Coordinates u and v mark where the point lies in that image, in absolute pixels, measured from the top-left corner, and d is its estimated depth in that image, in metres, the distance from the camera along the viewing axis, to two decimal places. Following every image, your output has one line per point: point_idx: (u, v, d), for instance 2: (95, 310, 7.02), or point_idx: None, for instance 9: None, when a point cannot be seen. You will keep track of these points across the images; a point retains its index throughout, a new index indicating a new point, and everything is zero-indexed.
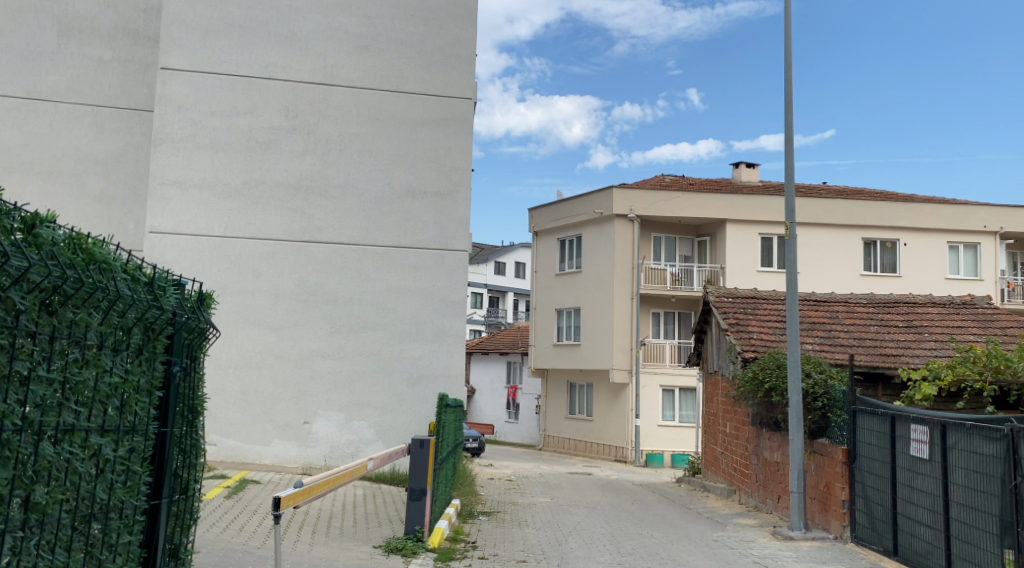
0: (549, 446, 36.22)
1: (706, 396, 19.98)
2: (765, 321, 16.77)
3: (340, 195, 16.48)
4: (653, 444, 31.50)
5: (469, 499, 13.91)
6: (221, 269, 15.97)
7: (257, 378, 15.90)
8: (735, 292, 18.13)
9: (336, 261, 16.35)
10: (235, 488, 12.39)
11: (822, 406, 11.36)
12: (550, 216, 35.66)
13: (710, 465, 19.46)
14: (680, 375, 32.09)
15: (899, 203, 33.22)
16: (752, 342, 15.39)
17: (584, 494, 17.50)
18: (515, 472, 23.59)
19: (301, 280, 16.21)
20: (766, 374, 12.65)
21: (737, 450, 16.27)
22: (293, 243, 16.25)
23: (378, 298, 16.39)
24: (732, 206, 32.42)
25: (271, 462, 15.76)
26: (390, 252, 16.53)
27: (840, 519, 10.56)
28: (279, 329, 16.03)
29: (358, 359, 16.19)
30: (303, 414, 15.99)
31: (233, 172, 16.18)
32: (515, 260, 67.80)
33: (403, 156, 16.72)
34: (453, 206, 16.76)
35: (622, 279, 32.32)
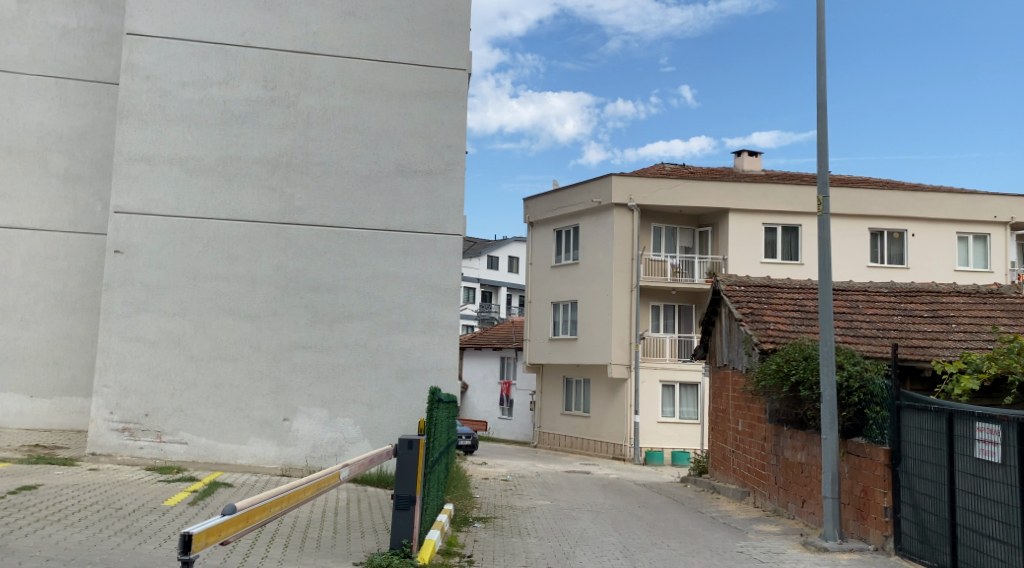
0: (544, 444, 35.00)
1: (714, 391, 18.82)
2: (781, 311, 15.59)
3: (323, 173, 15.24)
4: (653, 441, 30.32)
5: (462, 504, 12.67)
6: (194, 253, 14.70)
7: (233, 371, 14.63)
8: (748, 281, 16.94)
9: (318, 245, 15.13)
10: (203, 491, 11.14)
11: (858, 402, 10.17)
12: (546, 206, 34.42)
13: (718, 465, 18.31)
14: (681, 369, 30.88)
15: (908, 192, 32.11)
16: (769, 333, 14.19)
17: (585, 496, 16.33)
18: (511, 472, 22.41)
19: (281, 265, 14.97)
20: (792, 367, 11.42)
21: (752, 449, 15.10)
22: (272, 226, 15.00)
23: (364, 285, 15.19)
24: (735, 195, 31.28)
25: (248, 463, 14.52)
26: (376, 235, 15.33)
27: (881, 529, 9.40)
28: (256, 318, 14.79)
29: (342, 351, 15.00)
30: (283, 411, 14.74)
31: (207, 148, 14.91)
32: (508, 254, 66.54)
33: (391, 132, 15.50)
34: (445, 186, 15.58)
35: (622, 270, 31.14)
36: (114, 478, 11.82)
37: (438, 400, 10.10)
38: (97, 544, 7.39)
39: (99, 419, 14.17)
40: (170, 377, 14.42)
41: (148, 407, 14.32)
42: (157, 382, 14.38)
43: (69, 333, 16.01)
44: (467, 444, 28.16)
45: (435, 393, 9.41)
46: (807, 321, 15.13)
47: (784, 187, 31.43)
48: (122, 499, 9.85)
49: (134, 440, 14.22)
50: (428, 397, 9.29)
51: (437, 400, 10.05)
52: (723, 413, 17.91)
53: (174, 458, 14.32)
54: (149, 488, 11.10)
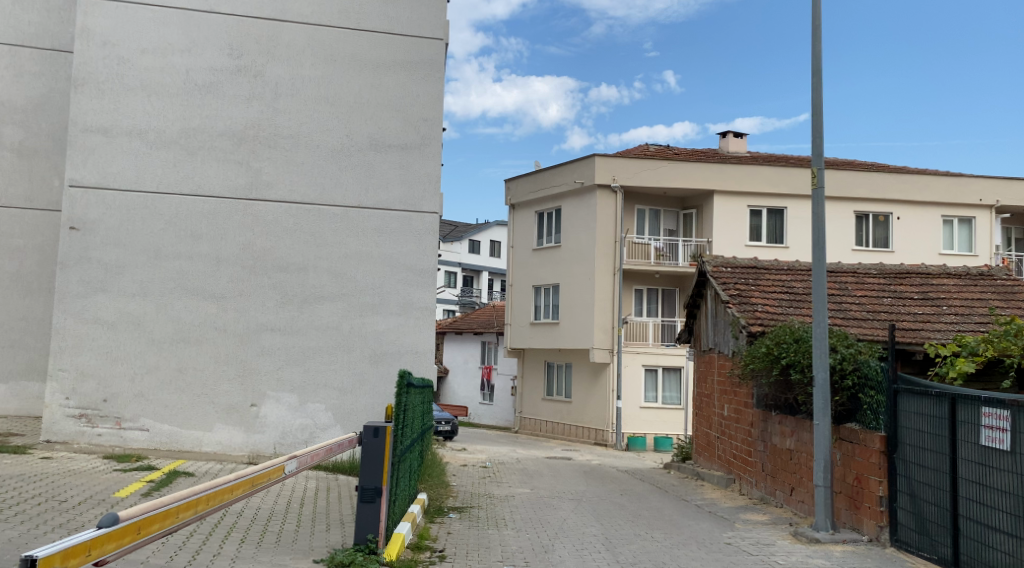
0: (525, 430, 34.49)
1: (699, 376, 18.34)
2: (769, 293, 15.09)
3: (292, 147, 14.59)
4: (635, 426, 29.88)
5: (437, 493, 12.09)
6: (155, 230, 14.01)
7: (197, 354, 13.96)
8: (734, 262, 16.44)
9: (288, 222, 14.47)
10: (160, 481, 10.51)
11: (852, 386, 9.67)
12: (528, 188, 33.81)
13: (702, 451, 17.86)
14: (664, 353, 30.44)
15: (893, 175, 31.74)
16: (757, 315, 13.69)
17: (566, 483, 15.83)
18: (490, 458, 21.87)
19: (248, 243, 14.30)
20: (782, 349, 10.91)
21: (738, 435, 14.62)
22: (239, 203, 14.32)
23: (335, 265, 14.57)
24: (719, 176, 30.79)
25: (213, 450, 13.88)
26: (348, 213, 14.69)
27: (875, 519, 8.90)
28: (222, 299, 14.13)
29: (313, 334, 14.38)
30: (250, 396, 14.11)
31: (169, 119, 14.20)
32: (490, 238, 65.87)
33: (364, 104, 14.86)
34: (421, 162, 14.98)
35: (604, 253, 30.61)
36: (66, 468, 11.17)
37: (410, 383, 9.33)
38: (28, 541, 6.77)
39: (54, 404, 13.49)
40: (130, 360, 13.74)
41: (106, 392, 13.64)
42: (116, 365, 13.69)
43: (26, 315, 15.29)
44: (446, 430, 27.62)
45: (405, 376, 8.63)
46: (796, 303, 14.64)
47: (769, 168, 30.98)
48: (68, 491, 9.22)
49: (92, 426, 13.54)
50: (398, 383, 8.49)
51: (410, 384, 9.27)
52: (708, 398, 17.43)
53: (135, 446, 13.66)
54: (102, 478, 10.46)
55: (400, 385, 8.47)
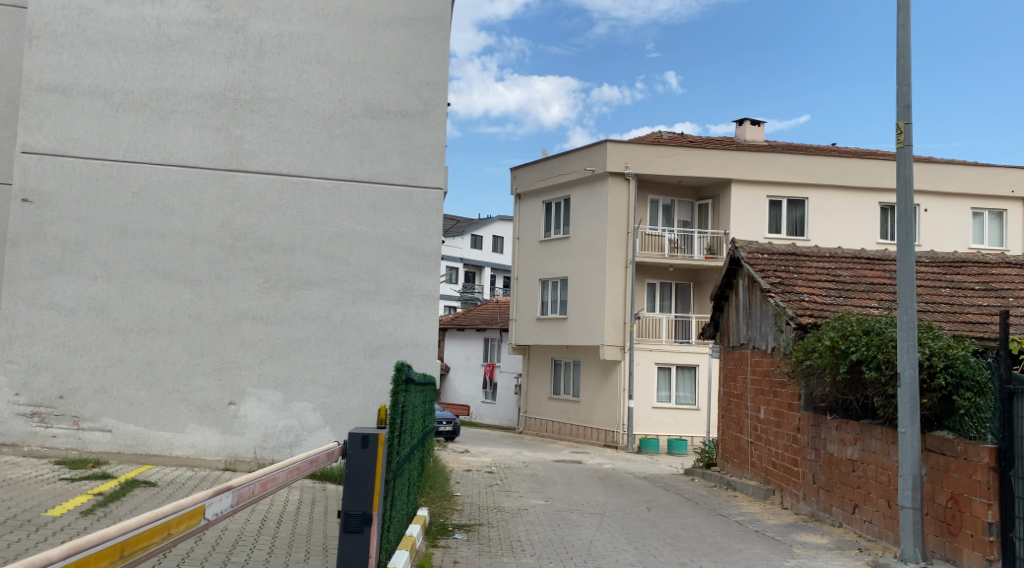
0: (530, 430, 32.80)
1: (726, 374, 16.67)
2: (814, 281, 13.41)
3: (277, 112, 12.94)
4: (647, 428, 28.13)
5: (440, 507, 10.44)
6: (121, 203, 12.33)
7: (168, 345, 12.32)
8: (771, 248, 14.76)
9: (272, 197, 12.82)
10: (111, 494, 8.83)
11: (943, 387, 7.98)
12: (534, 176, 32.11)
13: (731, 458, 16.16)
14: (677, 351, 28.63)
15: (921, 164, 29.99)
16: (803, 306, 12.05)
17: (581, 492, 14.16)
18: (495, 462, 20.18)
19: (226, 220, 12.65)
20: (849, 343, 9.16)
21: (780, 442, 12.91)
22: (216, 173, 12.66)
23: (326, 245, 12.93)
24: (738, 164, 29.06)
25: (185, 455, 12.23)
26: (341, 186, 13.04)
27: (982, 551, 7.20)
28: (196, 283, 12.49)
29: (299, 324, 12.74)
30: (228, 393, 12.46)
31: (137, 78, 12.54)
32: (492, 233, 64.17)
33: (359, 65, 13.22)
34: (423, 131, 13.31)
35: (616, 244, 28.88)
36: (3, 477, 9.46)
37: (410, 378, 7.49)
38: None
39: (2, 401, 11.83)
40: (90, 351, 12.07)
41: (62, 388, 11.96)
42: (75, 357, 12.02)
43: None
44: (448, 431, 25.98)
45: (404, 367, 6.79)
46: (846, 292, 12.96)
47: (790, 156, 29.26)
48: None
49: (46, 427, 11.88)
50: (395, 371, 6.67)
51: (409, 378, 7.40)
52: (739, 399, 15.76)
53: (95, 449, 11.99)
54: (40, 491, 8.74)
55: (395, 379, 6.69)
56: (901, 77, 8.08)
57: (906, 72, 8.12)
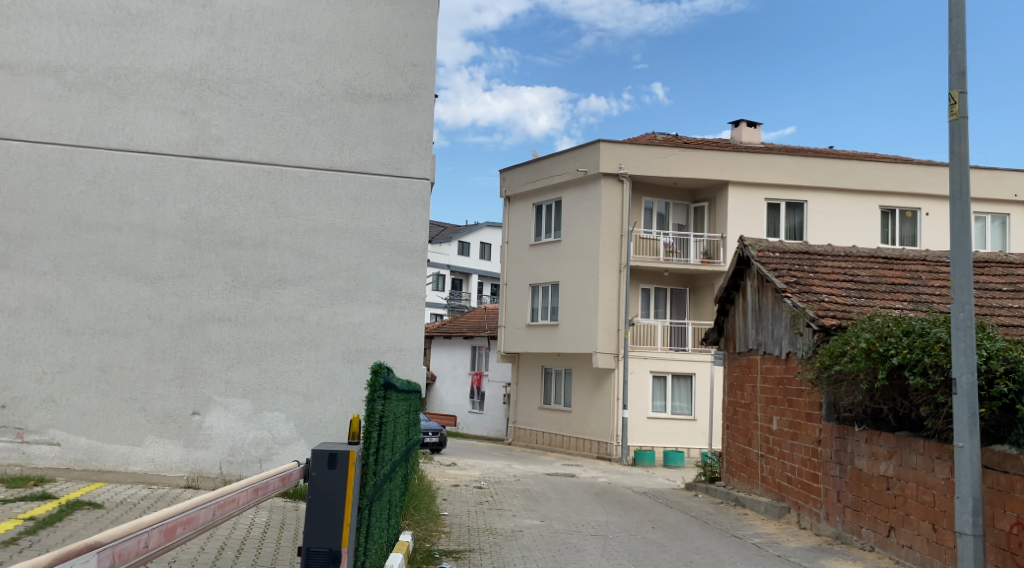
0: (519, 441, 31.64)
1: (732, 382, 15.62)
2: (831, 281, 12.41)
3: (248, 94, 11.87)
4: (641, 440, 27.04)
5: (426, 531, 9.31)
6: (73, 192, 11.19)
7: (124, 349, 11.17)
8: (783, 247, 13.76)
9: (242, 186, 11.72)
10: (45, 518, 7.66)
11: (1004, 395, 6.92)
12: (525, 178, 31.10)
13: (738, 472, 15.12)
14: (673, 359, 27.55)
15: (923, 166, 29.05)
16: (824, 306, 11.04)
17: (578, 510, 13.07)
18: (484, 476, 19.07)
19: (191, 212, 11.53)
20: (887, 345, 8.13)
21: (796, 456, 11.87)
22: (181, 160, 11.55)
23: (302, 240, 11.84)
24: (735, 165, 28.12)
25: (143, 470, 11.08)
26: (318, 176, 11.98)
27: None
28: (157, 280, 11.35)
29: (271, 326, 11.62)
30: (191, 402, 11.32)
31: (93, 56, 11.46)
32: (480, 240, 63.03)
33: (338, 44, 12.20)
34: (409, 117, 12.28)
35: (609, 248, 27.84)
36: None
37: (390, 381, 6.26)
38: None
39: None
40: (37, 355, 10.93)
41: (5, 397, 10.82)
42: (20, 362, 10.89)
43: None
44: (434, 442, 24.82)
45: (382, 369, 5.55)
46: (866, 292, 11.95)
47: (788, 158, 28.32)
48: None
49: None
50: (372, 375, 5.43)
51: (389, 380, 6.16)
52: (747, 408, 14.70)
53: (41, 464, 10.82)
54: None
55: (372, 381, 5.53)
56: (954, 38, 7.09)
57: (959, 32, 7.13)
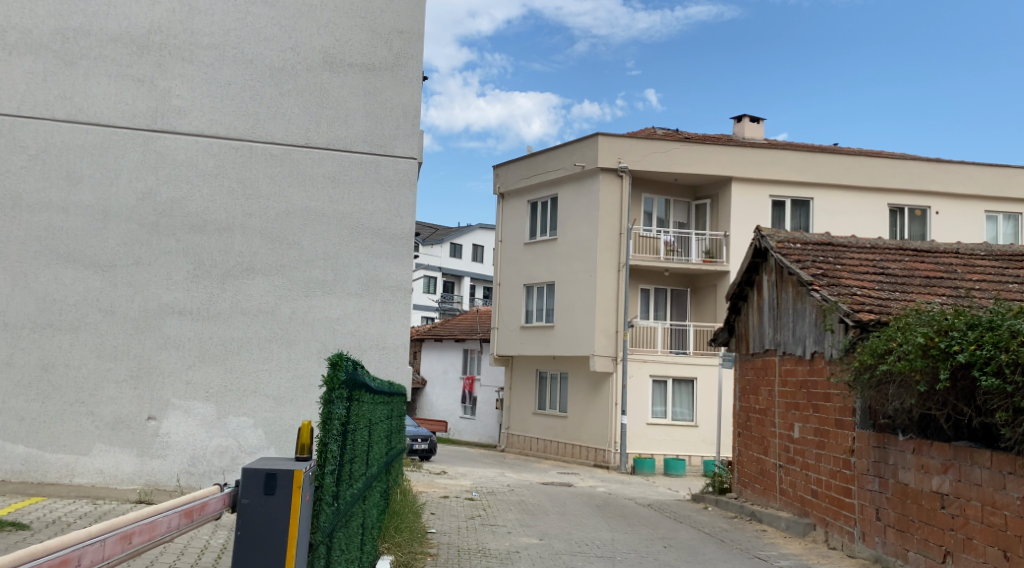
0: (512, 448, 30.39)
1: (745, 386, 14.42)
2: (861, 273, 11.20)
3: (215, 61, 10.66)
4: (641, 447, 25.81)
5: (411, 554, 8.02)
6: (13, 168, 9.94)
7: (69, 345, 9.90)
8: (804, 238, 12.57)
9: (205, 164, 10.48)
10: None
11: None
12: (519, 174, 29.89)
13: (752, 483, 13.90)
14: (674, 363, 26.32)
15: (932, 163, 27.91)
16: (858, 300, 9.84)
17: (579, 526, 11.85)
18: (476, 486, 17.82)
19: (148, 192, 10.28)
20: (949, 340, 6.94)
21: (823, 468, 10.66)
22: (137, 134, 10.31)
23: (273, 225, 10.62)
24: (738, 161, 26.93)
25: (90, 483, 9.82)
26: (292, 153, 10.77)
27: None
28: (108, 269, 10.09)
29: (238, 321, 10.36)
30: (147, 406, 10.07)
31: (38, 16, 10.22)
32: (472, 242, 61.70)
33: (316, 7, 11.03)
34: (394, 89, 11.12)
35: (608, 246, 26.62)
36: None
37: (357, 371, 4.74)
38: None
39: None
40: None
41: None
42: None
43: None
44: (423, 449, 23.55)
45: (344, 360, 4.01)
46: (900, 285, 10.74)
47: (793, 153, 27.19)
48: None
49: None
50: (331, 369, 3.87)
51: (357, 366, 4.63)
52: (762, 414, 13.47)
53: None
54: None
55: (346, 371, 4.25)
56: None
57: None
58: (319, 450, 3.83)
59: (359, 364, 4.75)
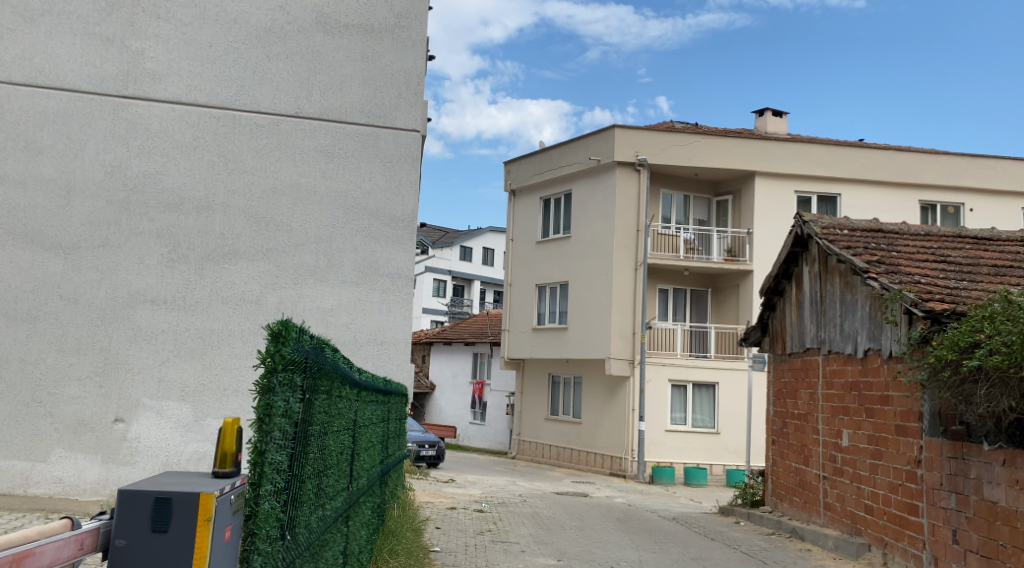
0: (524, 455, 29.12)
1: (781, 390, 13.14)
2: (921, 260, 9.91)
3: (193, 20, 9.51)
4: (659, 455, 24.49)
5: None
6: None
7: (24, 337, 8.73)
8: (851, 224, 11.33)
9: (183, 134, 9.32)
10: None
11: None
12: (532, 170, 28.72)
13: (790, 497, 12.63)
14: (694, 366, 24.99)
15: (967, 157, 26.54)
16: (924, 288, 8.57)
17: (602, 545, 10.59)
18: (486, 496, 16.58)
19: (118, 165, 9.11)
20: None
21: (880, 482, 9.38)
22: (105, 100, 9.16)
23: (259, 204, 9.44)
24: (762, 154, 25.64)
25: (48, 494, 8.65)
26: (280, 124, 9.60)
27: None
28: (71, 251, 8.91)
29: (218, 311, 9.18)
30: (114, 406, 8.88)
31: None
32: (483, 245, 60.46)
33: None
34: (395, 54, 9.99)
35: (625, 244, 25.35)
36: None
37: (322, 352, 3.51)
38: None
39: None
40: None
41: None
42: None
43: None
44: (431, 456, 22.35)
45: (295, 333, 2.78)
46: (968, 273, 9.44)
47: (820, 147, 25.87)
48: None
49: None
50: (270, 345, 2.65)
51: (320, 345, 3.40)
52: (802, 420, 12.18)
53: None
54: None
55: (305, 351, 3.02)
56: None
57: None
58: (251, 463, 2.60)
59: (325, 343, 3.51)
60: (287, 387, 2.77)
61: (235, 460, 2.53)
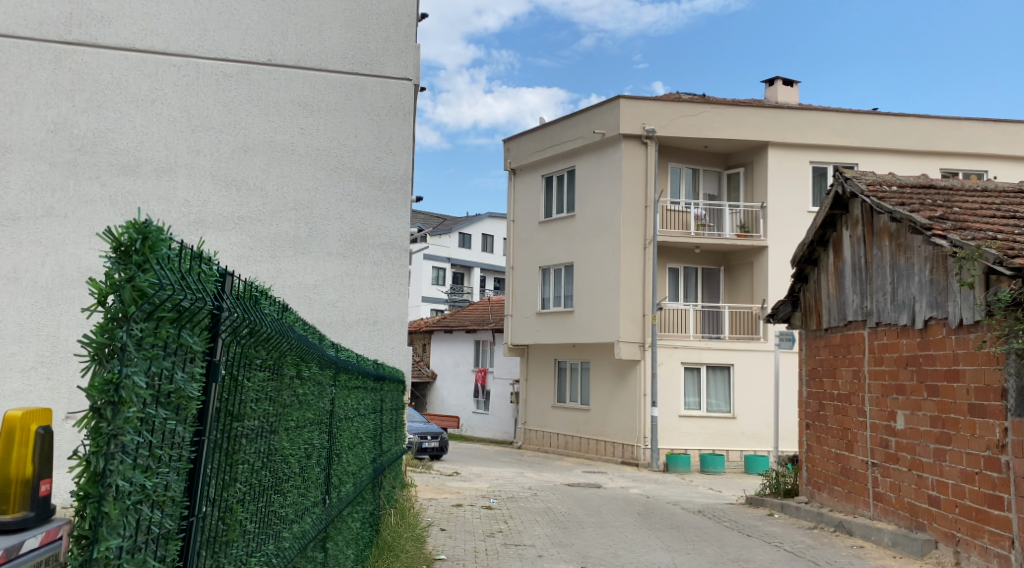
0: (530, 445, 27.97)
1: (815, 369, 11.92)
2: (987, 215, 8.68)
3: None
4: (673, 442, 23.32)
5: None
6: None
7: None
8: (900, 181, 10.10)
9: (137, 86, 8.08)
10: None
11: None
12: (532, 147, 27.48)
13: (831, 487, 11.42)
14: (708, 348, 23.75)
15: (990, 123, 25.28)
16: (1005, 243, 7.34)
17: (627, 546, 9.38)
18: (493, 491, 15.38)
19: (63, 121, 7.85)
20: None
21: (948, 470, 8.19)
22: (46, 47, 7.90)
23: (227, 165, 8.23)
24: (775, 123, 24.35)
25: None
26: (249, 73, 8.39)
27: None
28: (9, 223, 7.65)
29: None
30: (64, 402, 7.63)
31: None
32: (481, 231, 59.15)
33: None
34: None
35: (632, 221, 24.06)
36: None
37: (258, 306, 2.27)
38: None
39: None
40: None
41: None
42: None
43: None
44: (434, 448, 21.15)
45: (180, 261, 1.59)
46: None
47: (835, 114, 24.59)
48: None
49: None
50: (116, 270, 1.43)
51: (249, 295, 2.15)
52: (843, 402, 10.99)
53: None
54: None
55: (216, 300, 1.83)
56: None
57: None
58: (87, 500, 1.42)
59: (259, 293, 2.26)
60: (157, 353, 1.56)
61: (37, 496, 1.65)
